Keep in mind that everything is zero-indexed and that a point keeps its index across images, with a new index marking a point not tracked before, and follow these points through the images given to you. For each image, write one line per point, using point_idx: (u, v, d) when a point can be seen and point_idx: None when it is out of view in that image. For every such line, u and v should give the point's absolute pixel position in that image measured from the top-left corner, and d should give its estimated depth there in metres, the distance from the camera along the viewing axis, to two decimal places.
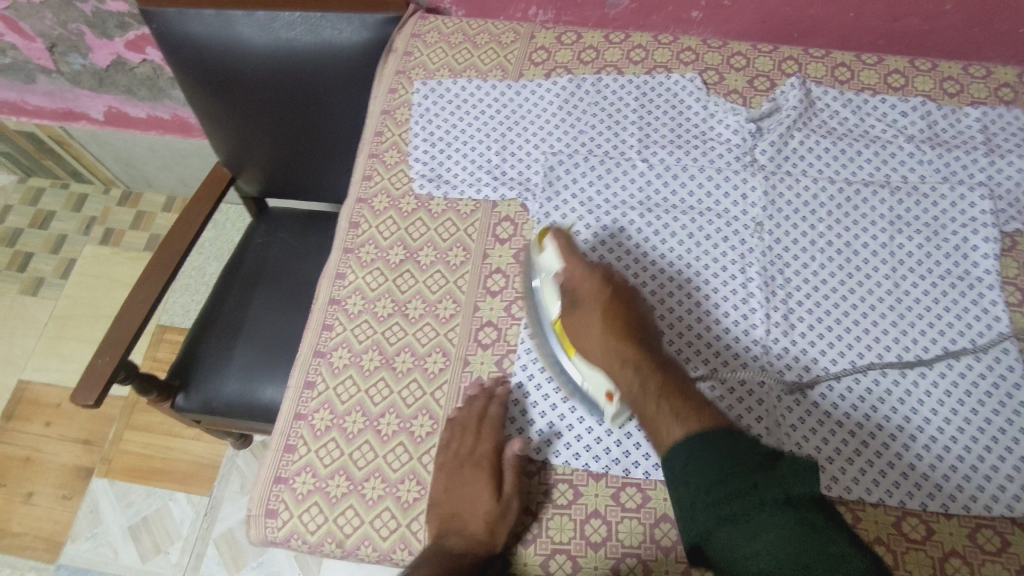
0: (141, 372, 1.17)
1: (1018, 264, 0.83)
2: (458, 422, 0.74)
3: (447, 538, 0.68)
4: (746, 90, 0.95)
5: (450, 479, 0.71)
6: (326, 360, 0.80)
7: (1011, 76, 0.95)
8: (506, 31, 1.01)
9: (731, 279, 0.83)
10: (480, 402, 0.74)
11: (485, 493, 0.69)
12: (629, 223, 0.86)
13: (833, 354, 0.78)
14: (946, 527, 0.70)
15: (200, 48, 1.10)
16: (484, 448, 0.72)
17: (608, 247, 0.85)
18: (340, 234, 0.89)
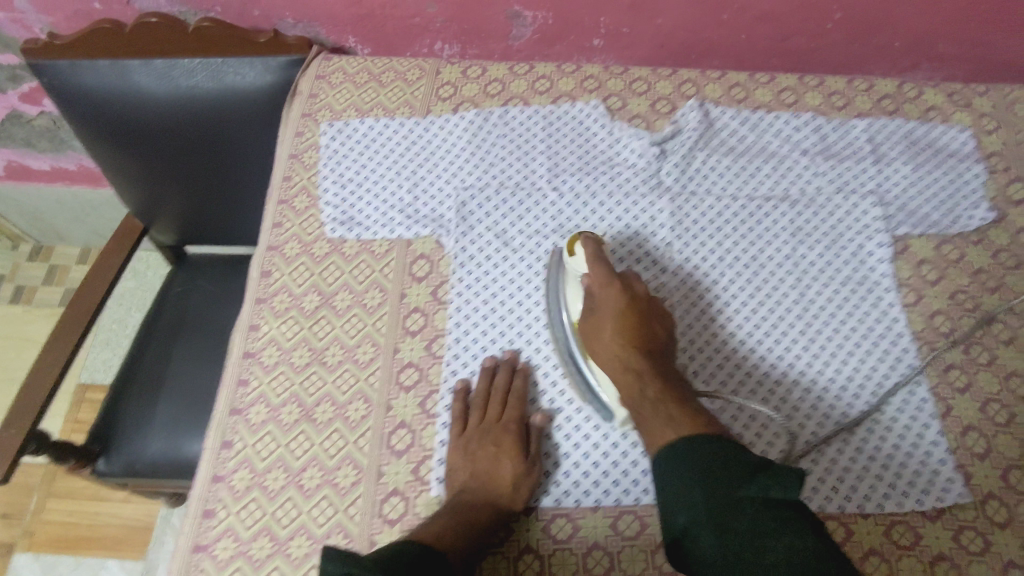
0: (56, 440, 1.10)
1: (910, 265, 0.88)
2: (488, 395, 0.77)
3: (468, 493, 0.70)
4: (648, 113, 0.98)
5: (471, 441, 0.74)
6: (243, 417, 0.78)
7: (891, 88, 1.01)
8: (412, 68, 1.02)
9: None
10: (504, 372, 0.78)
11: (511, 454, 0.73)
12: (544, 252, 0.87)
13: (748, 366, 0.80)
14: (864, 527, 0.73)
15: (98, 99, 1.07)
16: (513, 415, 0.76)
17: (526, 278, 0.86)
18: (252, 285, 0.86)
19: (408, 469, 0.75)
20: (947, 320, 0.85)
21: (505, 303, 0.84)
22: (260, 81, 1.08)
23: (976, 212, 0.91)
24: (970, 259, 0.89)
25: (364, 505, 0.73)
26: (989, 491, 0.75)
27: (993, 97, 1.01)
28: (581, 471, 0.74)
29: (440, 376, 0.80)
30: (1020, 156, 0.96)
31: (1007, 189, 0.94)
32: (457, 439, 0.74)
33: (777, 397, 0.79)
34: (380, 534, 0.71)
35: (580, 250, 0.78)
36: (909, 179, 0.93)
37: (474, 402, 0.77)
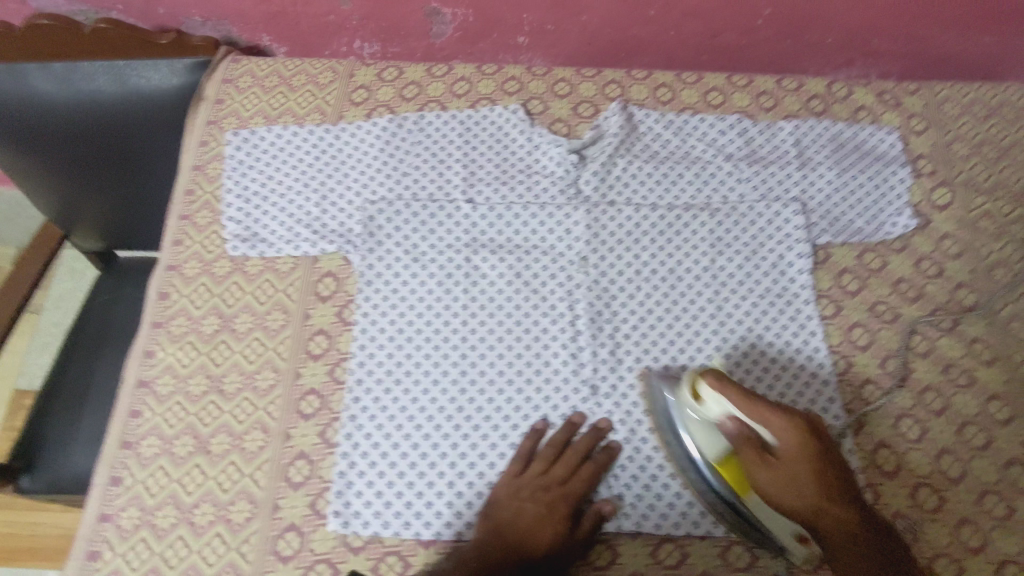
0: None
1: (830, 276, 0.87)
2: (580, 458, 0.74)
3: (494, 543, 0.69)
4: (571, 117, 0.94)
5: (523, 490, 0.72)
6: (134, 451, 0.75)
7: (821, 87, 0.98)
8: (324, 70, 0.97)
9: (560, 318, 0.82)
10: (588, 439, 0.75)
11: (553, 525, 0.70)
12: (455, 269, 0.84)
13: None
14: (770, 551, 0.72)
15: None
16: (575, 487, 0.72)
17: (436, 296, 0.82)
18: (148, 308, 0.82)
19: (306, 502, 0.73)
20: (864, 333, 0.84)
21: (412, 323, 0.81)
22: (166, 83, 1.02)
23: (899, 220, 0.90)
24: (892, 268, 0.88)
25: (258, 542, 0.70)
26: (896, 509, 0.75)
27: (924, 97, 0.99)
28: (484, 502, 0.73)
29: (342, 403, 0.78)
30: (948, 159, 0.95)
31: (932, 195, 0.92)
32: (509, 480, 0.73)
33: None
34: (274, 571, 0.69)
35: (705, 398, 0.67)
36: (835, 186, 0.91)
37: (543, 452, 0.74)
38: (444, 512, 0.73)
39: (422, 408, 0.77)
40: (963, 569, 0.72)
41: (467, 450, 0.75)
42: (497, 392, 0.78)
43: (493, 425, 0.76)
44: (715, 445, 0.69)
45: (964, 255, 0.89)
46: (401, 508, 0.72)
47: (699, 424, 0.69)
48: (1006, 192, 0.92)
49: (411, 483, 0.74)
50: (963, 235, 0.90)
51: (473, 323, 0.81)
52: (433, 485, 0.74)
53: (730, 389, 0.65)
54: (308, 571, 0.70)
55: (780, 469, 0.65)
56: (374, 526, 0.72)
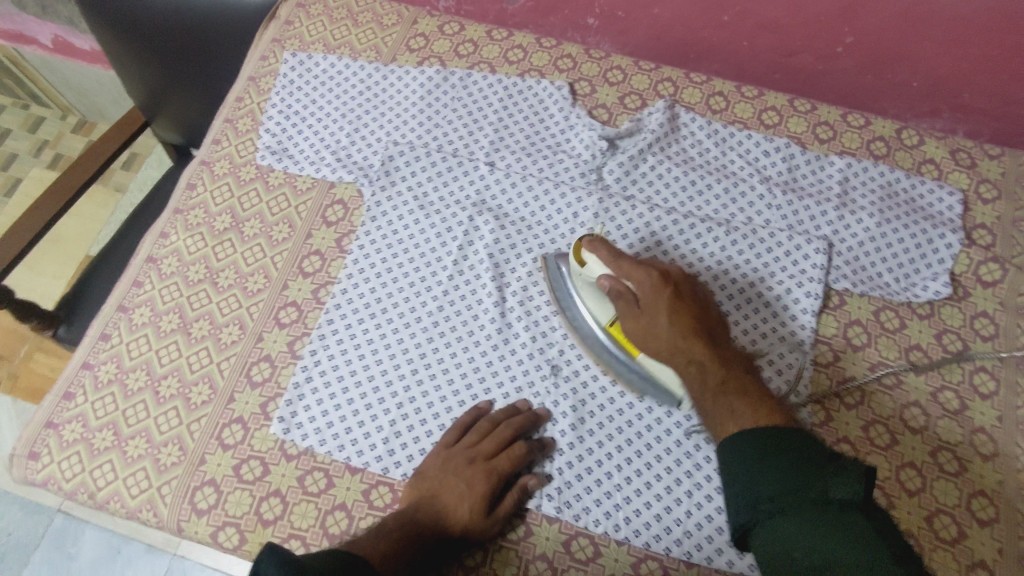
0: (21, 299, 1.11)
1: (837, 324, 0.82)
2: (511, 435, 0.72)
3: (419, 514, 0.68)
4: (615, 105, 0.94)
5: (452, 462, 0.71)
6: (127, 316, 0.82)
7: (889, 130, 0.92)
8: (391, 13, 1.01)
9: (542, 294, 0.82)
10: (523, 418, 0.74)
11: (477, 500, 0.69)
12: (457, 223, 0.85)
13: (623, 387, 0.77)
14: None
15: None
16: (502, 465, 0.71)
17: (432, 245, 0.84)
18: (176, 194, 0.90)
19: (257, 402, 0.77)
20: (856, 391, 0.79)
21: (402, 264, 0.83)
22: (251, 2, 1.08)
23: (932, 284, 0.83)
24: (909, 332, 0.81)
25: (206, 424, 0.75)
26: None
27: (1005, 163, 0.90)
28: (418, 447, 0.74)
29: (316, 321, 0.81)
30: (1012, 235, 0.86)
31: (980, 267, 0.84)
32: (439, 451, 0.72)
33: (643, 426, 0.75)
34: (211, 454, 0.74)
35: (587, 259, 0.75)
36: (871, 233, 0.85)
37: (480, 425, 0.73)
38: (378, 446, 0.74)
39: (386, 344, 0.79)
40: None
41: (417, 394, 0.77)
42: (460, 348, 0.79)
43: (448, 378, 0.78)
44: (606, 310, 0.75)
45: (997, 339, 0.81)
46: (341, 432, 0.75)
47: (591, 294, 0.76)
48: None
49: (357, 411, 0.76)
50: (1003, 317, 0.82)
51: (458, 278, 0.83)
52: (376, 418, 0.76)
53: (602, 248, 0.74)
54: (240, 463, 0.74)
55: (644, 317, 0.72)
56: (311, 440, 0.74)
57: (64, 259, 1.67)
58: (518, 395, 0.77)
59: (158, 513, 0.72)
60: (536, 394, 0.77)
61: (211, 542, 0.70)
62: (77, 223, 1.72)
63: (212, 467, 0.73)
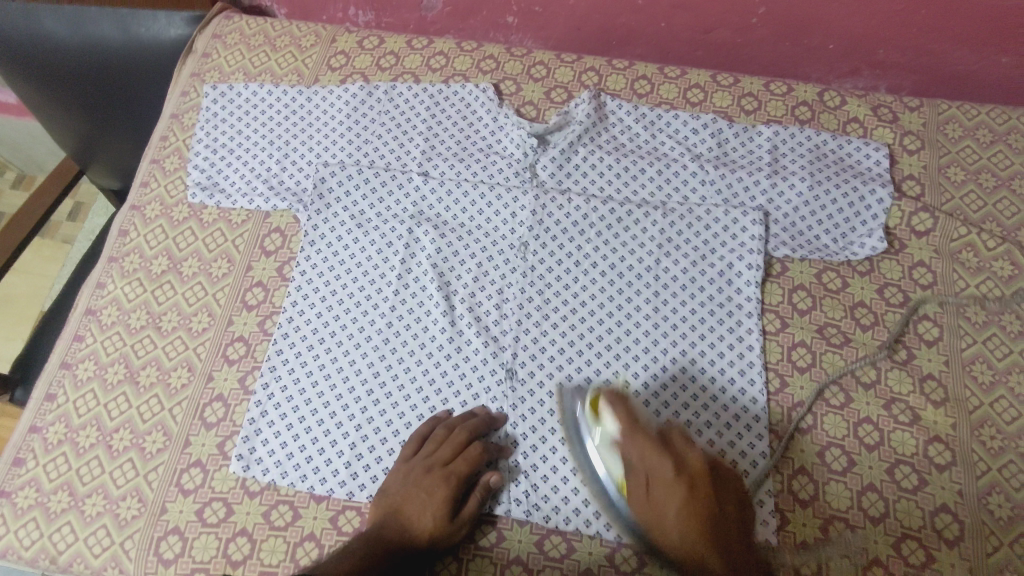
0: None
1: (782, 291, 0.83)
2: (464, 439, 0.73)
3: (386, 530, 0.68)
4: (541, 101, 0.94)
5: (412, 474, 0.71)
6: (71, 372, 0.80)
7: (811, 94, 0.94)
8: (308, 34, 1.00)
9: (489, 298, 0.82)
10: (477, 420, 0.74)
11: (440, 507, 0.69)
12: (397, 237, 0.85)
13: (579, 380, 0.78)
14: None
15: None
16: (461, 468, 0.71)
17: (374, 262, 0.84)
18: (109, 242, 0.88)
19: (214, 442, 0.76)
20: (806, 354, 0.80)
21: (346, 285, 0.83)
22: (166, 34, 1.07)
23: (868, 241, 0.84)
24: (852, 290, 0.83)
25: (164, 473, 0.74)
26: (802, 540, 0.71)
27: (926, 114, 0.92)
28: (381, 468, 0.74)
29: (265, 353, 0.80)
30: (939, 183, 0.88)
31: (912, 217, 0.86)
32: (399, 465, 0.72)
33: None
34: (172, 502, 0.73)
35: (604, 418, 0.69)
36: (804, 197, 0.86)
37: (435, 433, 0.73)
38: (340, 472, 0.74)
39: (338, 368, 0.79)
40: None
41: (375, 414, 0.76)
42: (413, 362, 0.79)
43: (404, 394, 0.77)
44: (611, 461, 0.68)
45: (936, 286, 0.83)
46: (303, 463, 0.74)
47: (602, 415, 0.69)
48: (996, 226, 0.85)
49: (316, 439, 0.75)
50: (939, 265, 0.84)
51: (404, 292, 0.82)
52: (335, 444, 0.75)
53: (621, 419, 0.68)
54: (203, 507, 0.73)
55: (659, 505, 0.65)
56: (272, 474, 0.74)
57: (17, 319, 1.63)
58: (476, 402, 0.77)
59: (124, 568, 0.70)
60: (494, 399, 0.77)
61: None
62: (29, 279, 1.69)
63: (174, 515, 0.72)
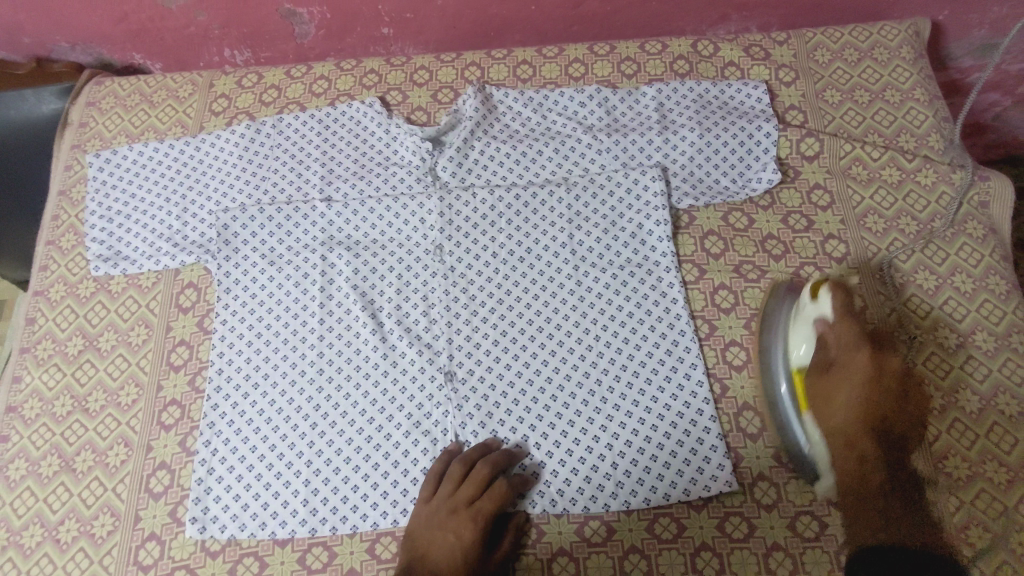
0: None
1: (695, 240, 0.85)
2: (487, 479, 0.71)
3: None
4: (430, 105, 0.94)
5: (436, 518, 0.69)
6: (3, 475, 0.77)
7: (686, 47, 0.97)
8: (184, 83, 0.98)
9: (415, 306, 0.82)
10: (499, 454, 0.73)
11: (467, 547, 0.68)
12: (311, 266, 0.84)
13: (518, 366, 0.78)
14: (627, 524, 0.72)
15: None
16: (486, 506, 0.70)
17: (293, 296, 0.83)
18: (18, 334, 0.85)
19: (165, 511, 0.74)
20: (729, 295, 0.82)
21: (270, 326, 0.82)
22: (38, 111, 1.04)
23: (764, 174, 0.87)
24: (758, 225, 0.86)
25: (119, 554, 0.72)
26: (758, 472, 0.74)
27: (795, 45, 0.96)
28: (340, 497, 0.73)
29: (201, 411, 0.79)
30: (819, 107, 0.92)
31: (800, 145, 0.89)
32: (420, 508, 0.70)
33: (548, 398, 0.77)
34: None
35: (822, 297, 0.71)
36: (697, 146, 0.89)
37: (453, 472, 0.72)
38: (300, 512, 0.73)
39: (278, 409, 0.78)
40: (826, 525, 0.70)
41: (323, 446, 0.76)
42: (352, 386, 0.78)
43: (349, 420, 0.77)
44: (793, 351, 0.72)
45: (835, 205, 0.86)
46: (260, 512, 0.73)
47: (803, 328, 0.72)
48: (879, 137, 0.89)
49: (269, 484, 0.74)
50: (833, 184, 0.87)
51: (330, 319, 0.82)
52: (289, 485, 0.74)
53: (841, 300, 0.69)
54: None
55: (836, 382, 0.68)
56: (232, 531, 0.73)
57: None
58: (422, 411, 0.77)
59: None
60: (439, 405, 0.77)
61: None
62: None
63: None
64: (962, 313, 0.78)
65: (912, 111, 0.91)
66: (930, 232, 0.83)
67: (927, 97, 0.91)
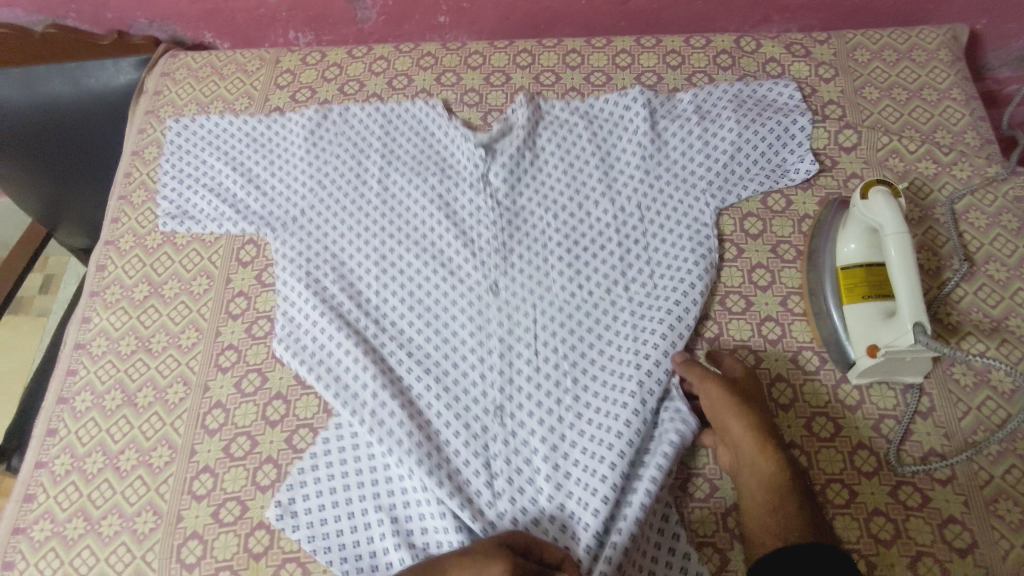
0: None
1: (733, 221, 0.88)
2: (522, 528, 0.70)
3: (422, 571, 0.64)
4: (483, 87, 0.99)
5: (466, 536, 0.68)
6: (70, 406, 0.82)
7: (729, 43, 1.01)
8: (253, 59, 1.05)
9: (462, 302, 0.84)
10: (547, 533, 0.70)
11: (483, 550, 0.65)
12: (362, 260, 0.87)
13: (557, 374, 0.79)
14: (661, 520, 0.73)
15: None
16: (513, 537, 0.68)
17: (343, 285, 0.85)
18: (88, 279, 0.91)
19: (219, 447, 0.78)
20: (766, 273, 0.85)
21: (329, 307, 0.82)
22: (115, 81, 1.11)
23: (801, 166, 0.91)
24: (795, 208, 0.89)
25: (175, 483, 0.76)
26: (790, 440, 0.76)
27: (835, 45, 1.00)
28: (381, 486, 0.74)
29: (257, 356, 0.83)
30: (858, 103, 0.95)
31: (838, 136, 0.93)
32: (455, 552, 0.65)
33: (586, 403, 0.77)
34: (188, 508, 0.75)
35: (875, 198, 0.75)
36: (738, 139, 0.90)
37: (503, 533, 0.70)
38: (361, 503, 0.74)
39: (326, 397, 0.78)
40: (857, 493, 0.72)
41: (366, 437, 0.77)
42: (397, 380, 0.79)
43: (404, 410, 0.76)
44: (844, 249, 0.79)
45: None
46: (325, 502, 0.74)
47: (858, 228, 0.77)
48: (916, 132, 0.92)
49: (330, 476, 0.75)
50: (869, 174, 0.90)
51: (387, 311, 0.84)
52: (334, 470, 0.75)
53: (893, 200, 0.74)
54: (218, 509, 0.75)
55: None
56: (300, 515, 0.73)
57: (5, 399, 1.66)
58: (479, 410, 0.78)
59: None
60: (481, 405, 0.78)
61: None
62: (16, 360, 1.72)
63: (189, 519, 0.74)
64: (995, 300, 0.80)
65: (949, 110, 0.93)
66: (963, 222, 0.85)
67: (964, 97, 0.94)
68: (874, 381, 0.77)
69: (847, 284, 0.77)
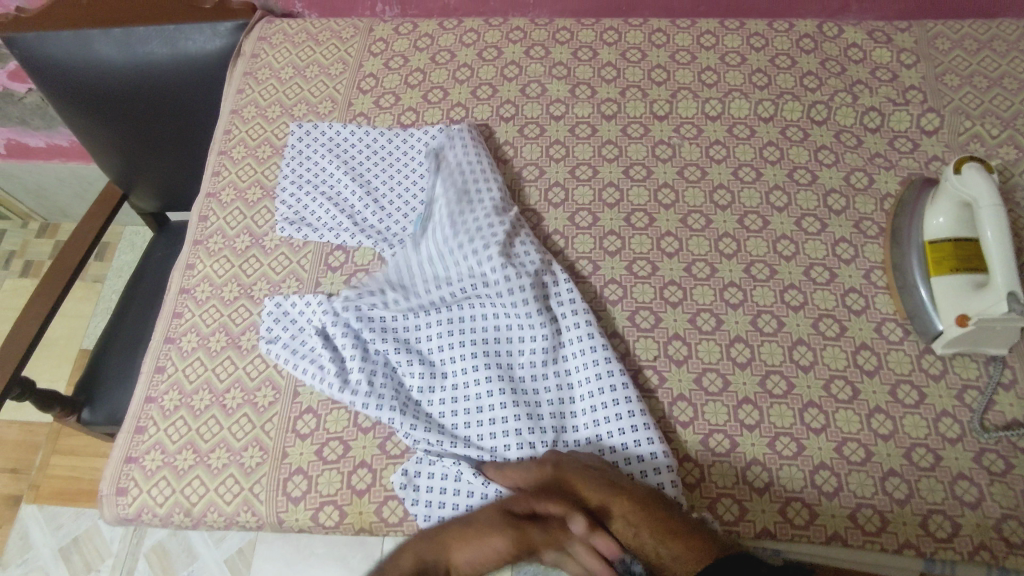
0: (43, 389, 1.06)
1: (817, 195, 0.91)
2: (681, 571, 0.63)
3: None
4: (571, 61, 1.03)
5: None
6: (177, 345, 0.85)
7: (812, 28, 1.03)
8: (347, 27, 1.09)
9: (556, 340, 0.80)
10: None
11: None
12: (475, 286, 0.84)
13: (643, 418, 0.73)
14: (758, 506, 0.73)
15: (55, 63, 1.09)
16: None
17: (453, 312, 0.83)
18: (191, 228, 0.94)
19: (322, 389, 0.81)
20: (849, 248, 0.87)
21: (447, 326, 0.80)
22: (211, 45, 1.13)
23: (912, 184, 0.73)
24: (877, 186, 0.91)
25: (279, 421, 0.79)
26: (875, 405, 0.77)
27: (915, 33, 1.02)
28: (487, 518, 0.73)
29: None
30: (938, 89, 0.97)
31: (920, 120, 0.95)
32: None
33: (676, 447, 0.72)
34: (293, 446, 0.78)
35: (968, 172, 0.77)
36: None
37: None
38: None
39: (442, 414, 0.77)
40: (941, 458, 0.74)
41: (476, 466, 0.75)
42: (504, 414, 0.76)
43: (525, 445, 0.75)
44: (933, 223, 0.81)
45: None
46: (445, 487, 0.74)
47: (949, 203, 0.79)
48: (997, 118, 0.94)
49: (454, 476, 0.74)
50: (951, 157, 0.92)
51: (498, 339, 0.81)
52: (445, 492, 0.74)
53: (987, 175, 0.76)
54: (321, 447, 0.78)
55: None
56: (422, 490, 0.74)
57: (60, 360, 1.69)
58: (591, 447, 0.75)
59: (257, 510, 0.75)
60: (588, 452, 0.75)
61: (314, 523, 0.74)
62: (65, 323, 1.74)
63: (294, 455, 0.77)
64: None
65: None
66: None
67: None
68: (958, 352, 0.79)
69: (936, 257, 0.80)
